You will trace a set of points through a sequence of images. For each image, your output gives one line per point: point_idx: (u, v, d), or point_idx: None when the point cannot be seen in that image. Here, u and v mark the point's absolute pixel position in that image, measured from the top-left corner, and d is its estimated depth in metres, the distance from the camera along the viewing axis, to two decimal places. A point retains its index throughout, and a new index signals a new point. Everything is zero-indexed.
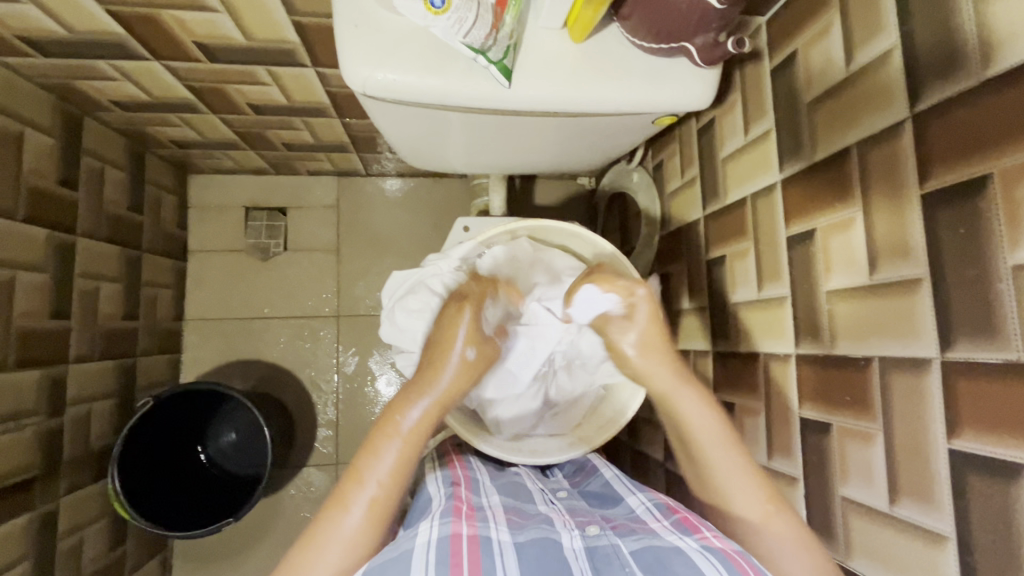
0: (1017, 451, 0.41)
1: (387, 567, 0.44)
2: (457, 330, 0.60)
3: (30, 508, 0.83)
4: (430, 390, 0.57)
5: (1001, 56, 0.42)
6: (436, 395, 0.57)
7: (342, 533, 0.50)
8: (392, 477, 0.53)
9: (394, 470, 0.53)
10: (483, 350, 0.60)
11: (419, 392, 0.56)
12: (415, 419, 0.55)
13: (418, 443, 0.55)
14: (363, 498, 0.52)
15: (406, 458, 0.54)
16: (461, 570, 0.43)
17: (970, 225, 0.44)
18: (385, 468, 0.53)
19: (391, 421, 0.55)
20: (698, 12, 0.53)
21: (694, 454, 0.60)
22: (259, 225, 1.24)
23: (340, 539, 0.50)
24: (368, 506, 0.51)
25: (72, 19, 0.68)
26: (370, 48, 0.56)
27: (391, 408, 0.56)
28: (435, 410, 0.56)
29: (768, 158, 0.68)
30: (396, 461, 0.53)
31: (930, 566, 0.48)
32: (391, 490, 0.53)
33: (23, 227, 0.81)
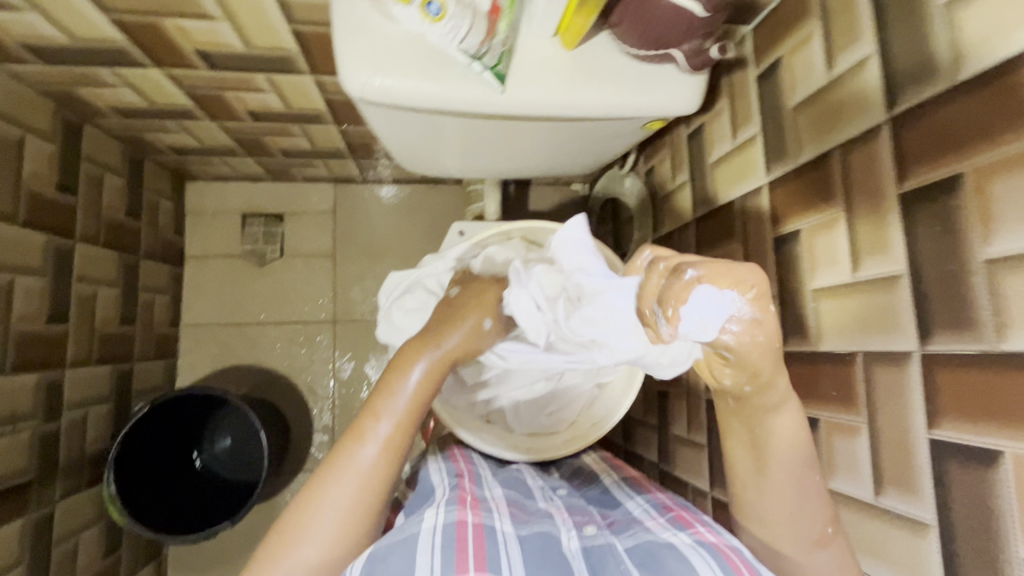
0: (993, 438, 0.43)
1: (394, 548, 0.45)
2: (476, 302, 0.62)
3: (26, 512, 0.83)
4: (446, 339, 0.58)
5: (972, 61, 0.45)
6: (451, 345, 0.58)
7: (358, 465, 0.51)
8: (406, 416, 0.54)
9: (408, 408, 0.54)
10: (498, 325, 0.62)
11: (435, 340, 0.57)
12: (430, 363, 0.56)
13: (431, 386, 0.56)
14: (376, 435, 0.52)
15: (420, 398, 0.55)
16: (466, 554, 0.44)
17: (945, 223, 0.46)
18: (400, 406, 0.54)
19: (406, 362, 0.56)
20: (683, 19, 0.56)
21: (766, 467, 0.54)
22: (255, 231, 1.25)
23: (354, 472, 0.51)
24: (383, 442, 0.52)
25: (75, 27, 0.70)
26: (368, 55, 0.58)
27: (406, 351, 0.57)
28: (448, 355, 0.57)
29: (754, 162, 0.70)
30: (410, 401, 0.54)
31: (914, 553, 0.49)
32: (404, 427, 0.54)
33: (22, 231, 0.82)
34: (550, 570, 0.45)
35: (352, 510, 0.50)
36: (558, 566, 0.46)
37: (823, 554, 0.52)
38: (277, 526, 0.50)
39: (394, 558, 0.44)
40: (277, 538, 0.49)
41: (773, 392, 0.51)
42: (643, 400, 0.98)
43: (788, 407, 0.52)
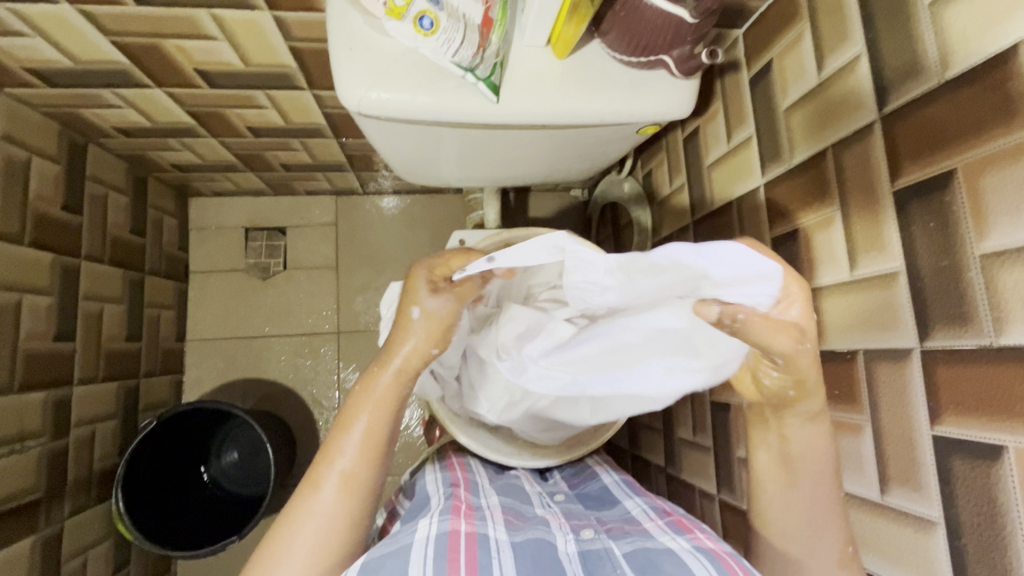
0: (995, 433, 0.43)
1: (385, 558, 0.45)
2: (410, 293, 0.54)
3: (36, 530, 0.83)
4: (390, 360, 0.54)
5: (958, 59, 0.45)
6: (399, 361, 0.54)
7: (316, 509, 0.50)
8: (363, 452, 0.53)
9: (364, 445, 0.53)
10: (435, 312, 0.54)
11: (380, 363, 0.55)
12: (385, 386, 0.54)
13: (386, 415, 0.54)
14: (336, 475, 0.52)
15: (377, 428, 0.54)
16: (456, 566, 0.44)
17: (940, 219, 0.46)
18: (354, 445, 0.53)
19: (358, 398, 0.54)
20: (673, 25, 0.56)
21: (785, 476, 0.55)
22: (259, 245, 1.27)
23: (315, 516, 0.50)
24: (341, 481, 0.52)
25: (77, 50, 0.71)
26: (364, 70, 0.59)
27: (359, 381, 0.55)
28: (399, 380, 0.54)
29: (750, 164, 0.71)
30: (366, 436, 0.53)
31: (920, 550, 0.49)
32: (364, 462, 0.53)
33: (28, 251, 0.83)
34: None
35: (317, 553, 0.49)
36: (552, 570, 0.46)
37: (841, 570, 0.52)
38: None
39: (387, 568, 0.44)
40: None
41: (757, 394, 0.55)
42: None
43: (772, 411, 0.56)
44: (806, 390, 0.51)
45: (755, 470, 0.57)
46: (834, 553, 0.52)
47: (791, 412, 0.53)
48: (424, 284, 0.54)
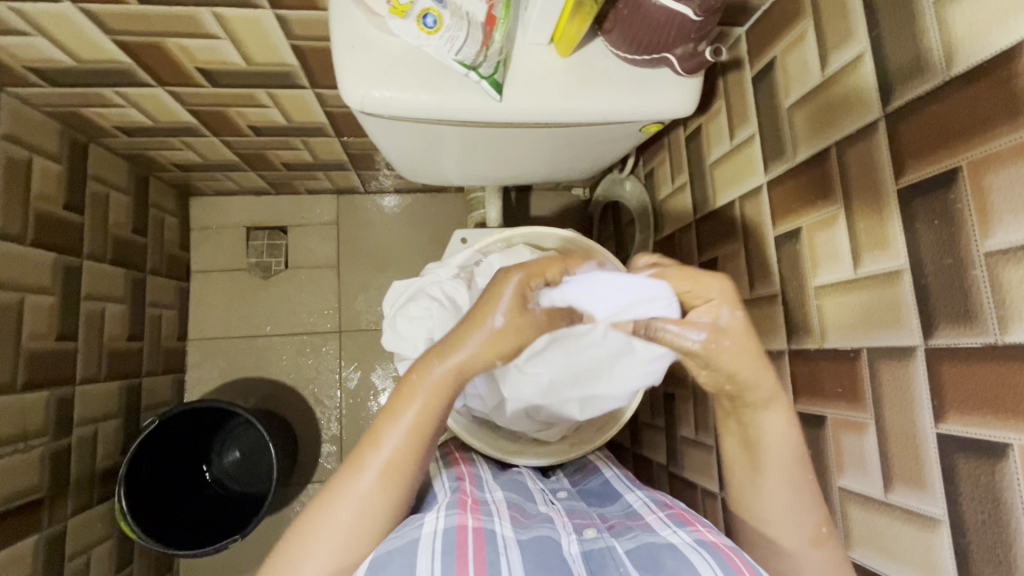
0: (1000, 432, 0.42)
1: (394, 554, 0.45)
2: (494, 298, 0.53)
3: (38, 529, 0.83)
4: (450, 357, 0.52)
5: (963, 57, 0.45)
6: (461, 360, 0.52)
7: (353, 497, 0.51)
8: (405, 445, 0.52)
9: (411, 434, 0.52)
10: (517, 322, 0.53)
11: (439, 358, 0.53)
12: (438, 386, 0.52)
13: (434, 409, 0.52)
14: (376, 462, 0.51)
15: (424, 421, 0.52)
16: (463, 562, 0.44)
17: (944, 217, 0.46)
18: (400, 434, 0.52)
19: (412, 389, 0.52)
20: (676, 23, 0.56)
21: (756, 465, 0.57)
22: (260, 245, 1.27)
23: (352, 500, 0.51)
24: (381, 471, 0.51)
25: (80, 49, 0.71)
26: (367, 69, 0.59)
27: (412, 370, 0.53)
28: (453, 377, 0.53)
29: (753, 162, 0.70)
30: (413, 426, 0.52)
31: (923, 548, 0.49)
32: (406, 453, 0.52)
33: (30, 250, 0.83)
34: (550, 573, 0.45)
35: (352, 536, 0.50)
36: (560, 569, 0.46)
37: (814, 552, 0.54)
38: (275, 550, 0.50)
39: (395, 565, 0.44)
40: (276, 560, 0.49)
41: (760, 390, 0.55)
42: (650, 402, 0.98)
43: (776, 408, 0.56)
44: (741, 384, 0.54)
45: (761, 468, 0.57)
46: (809, 531, 0.54)
47: (747, 404, 0.56)
48: (515, 289, 0.53)
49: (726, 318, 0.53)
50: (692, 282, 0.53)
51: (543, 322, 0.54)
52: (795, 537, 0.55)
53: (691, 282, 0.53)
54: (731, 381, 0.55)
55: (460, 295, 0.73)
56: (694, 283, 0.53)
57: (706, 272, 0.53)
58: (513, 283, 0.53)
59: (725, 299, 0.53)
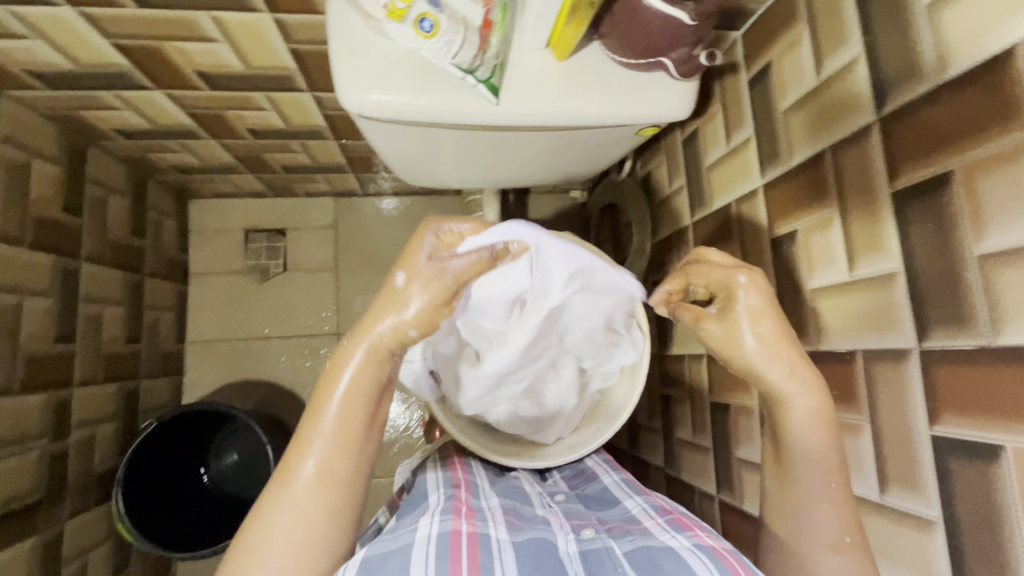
0: (993, 434, 0.43)
1: (388, 558, 0.45)
2: (409, 257, 0.52)
3: (36, 531, 0.83)
4: (365, 337, 0.51)
5: (956, 61, 0.45)
6: (375, 339, 0.51)
7: (290, 506, 0.49)
8: (335, 446, 0.50)
9: (339, 433, 0.50)
10: (423, 281, 0.51)
11: (354, 340, 0.52)
12: (353, 375, 0.51)
13: (359, 403, 0.51)
14: (309, 467, 0.50)
15: (348, 418, 0.51)
16: (458, 565, 0.44)
17: (937, 221, 0.47)
18: (328, 434, 0.50)
19: (331, 379, 0.51)
20: (672, 28, 0.56)
21: (783, 464, 0.57)
22: (259, 247, 1.26)
23: (291, 509, 0.49)
24: (314, 477, 0.50)
25: (79, 53, 0.71)
26: (364, 72, 0.59)
27: (330, 361, 0.52)
28: (371, 359, 0.51)
29: (749, 165, 0.71)
30: (340, 424, 0.51)
31: (919, 549, 0.49)
32: (337, 455, 0.50)
33: (29, 253, 0.83)
34: None
35: (298, 546, 0.48)
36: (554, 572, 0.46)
37: (834, 555, 0.52)
38: (220, 568, 0.48)
39: (390, 567, 0.44)
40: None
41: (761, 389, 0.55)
42: (647, 404, 0.98)
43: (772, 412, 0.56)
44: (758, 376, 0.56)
45: None
46: (828, 535, 0.53)
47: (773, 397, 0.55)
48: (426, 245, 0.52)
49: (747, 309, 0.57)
50: (712, 273, 0.59)
51: (461, 273, 0.51)
52: (808, 540, 0.54)
53: (705, 275, 0.60)
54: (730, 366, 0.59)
55: None
56: (715, 274, 0.59)
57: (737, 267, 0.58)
58: (425, 238, 0.52)
59: (746, 290, 0.57)
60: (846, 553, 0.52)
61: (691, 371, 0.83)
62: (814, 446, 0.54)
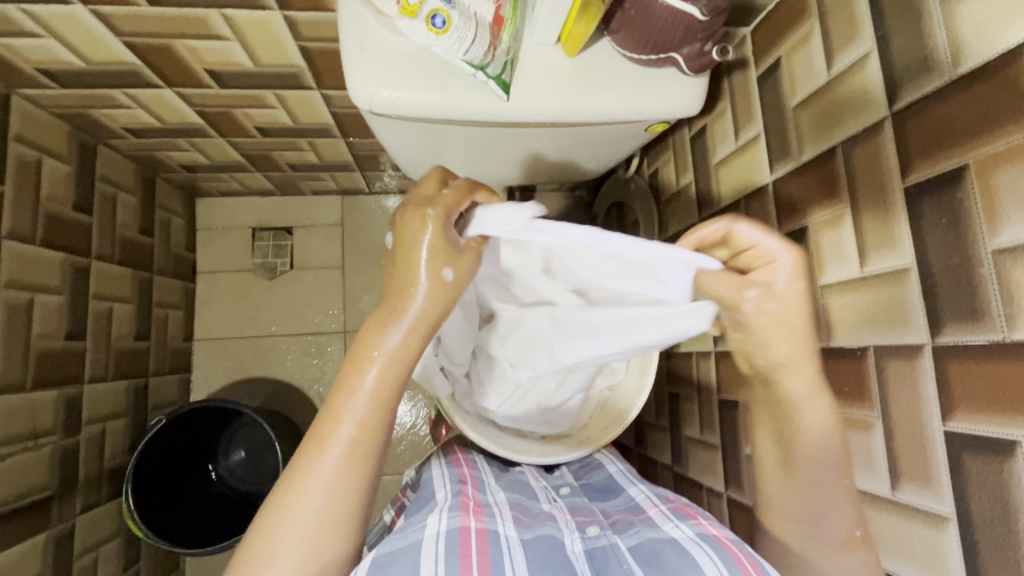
0: (1006, 429, 0.43)
1: (397, 555, 0.45)
2: (414, 248, 0.49)
3: (47, 527, 0.84)
4: (401, 319, 0.49)
5: (969, 56, 0.45)
6: (410, 323, 0.49)
7: (321, 478, 0.48)
8: (371, 419, 0.49)
9: (373, 405, 0.49)
10: (461, 269, 0.51)
11: (392, 322, 0.49)
12: (393, 349, 0.49)
13: (397, 377, 0.50)
14: (343, 439, 0.48)
15: (386, 392, 0.49)
16: (468, 562, 0.44)
17: (951, 216, 0.46)
18: (361, 405, 0.48)
19: (364, 352, 0.49)
20: (683, 23, 0.56)
21: (790, 458, 0.55)
22: (266, 245, 1.27)
23: (317, 483, 0.47)
24: (348, 447, 0.48)
25: (90, 50, 0.72)
26: (375, 69, 0.59)
27: (361, 338, 0.50)
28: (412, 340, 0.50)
29: (758, 161, 0.71)
30: (373, 397, 0.49)
31: (933, 546, 0.49)
32: (373, 427, 0.49)
33: (41, 250, 0.84)
34: (554, 571, 0.45)
35: (325, 520, 0.47)
36: (563, 568, 0.46)
37: (847, 554, 0.53)
38: (244, 542, 0.48)
39: (398, 565, 0.44)
40: (246, 550, 0.47)
41: (799, 371, 0.52)
42: (655, 403, 0.98)
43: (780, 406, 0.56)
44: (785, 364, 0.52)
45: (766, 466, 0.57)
46: (840, 534, 0.53)
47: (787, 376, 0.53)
48: (439, 230, 0.49)
49: (784, 282, 0.49)
50: (756, 242, 0.50)
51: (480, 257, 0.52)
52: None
53: (753, 239, 0.50)
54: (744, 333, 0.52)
55: None
56: (762, 245, 0.49)
57: (782, 240, 0.49)
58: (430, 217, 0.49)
59: (790, 266, 0.49)
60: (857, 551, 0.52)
61: (699, 369, 0.83)
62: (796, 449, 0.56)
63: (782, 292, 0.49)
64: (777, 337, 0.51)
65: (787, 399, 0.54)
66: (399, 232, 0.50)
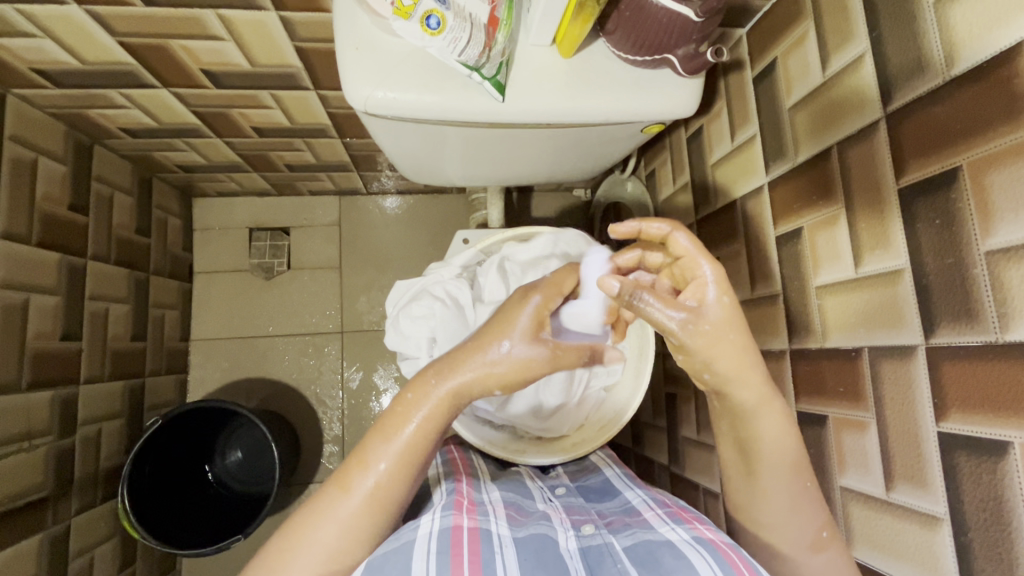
0: (1000, 429, 0.43)
1: (390, 556, 0.45)
2: (509, 322, 0.53)
3: (42, 529, 0.84)
4: (450, 376, 0.52)
5: (963, 57, 0.45)
6: (457, 384, 0.52)
7: (338, 516, 0.49)
8: (398, 466, 0.50)
9: (403, 459, 0.51)
10: (523, 351, 0.52)
11: (438, 375, 0.52)
12: (433, 410, 0.51)
13: (433, 430, 0.52)
14: (366, 484, 0.50)
15: (417, 444, 0.51)
16: (460, 562, 0.44)
17: (945, 217, 0.46)
18: (390, 456, 0.50)
19: (410, 404, 0.52)
20: (678, 24, 0.56)
21: (754, 469, 0.57)
22: (263, 245, 1.28)
23: (334, 520, 0.49)
24: (370, 493, 0.50)
25: (85, 51, 0.72)
26: (370, 70, 0.59)
27: (411, 389, 0.53)
28: (452, 403, 0.52)
29: (754, 162, 0.71)
30: (405, 449, 0.51)
31: (926, 546, 0.49)
32: (398, 475, 0.51)
33: (36, 251, 0.84)
34: (548, 570, 0.45)
35: (334, 558, 0.48)
36: (555, 565, 0.46)
37: (816, 556, 0.54)
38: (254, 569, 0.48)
39: (391, 565, 0.44)
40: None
41: (748, 389, 0.55)
42: (652, 403, 0.98)
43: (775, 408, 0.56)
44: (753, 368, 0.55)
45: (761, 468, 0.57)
46: (809, 536, 0.55)
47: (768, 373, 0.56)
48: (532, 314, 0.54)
49: (710, 299, 0.53)
50: (688, 253, 0.54)
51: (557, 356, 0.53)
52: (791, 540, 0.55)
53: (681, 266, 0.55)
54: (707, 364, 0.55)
55: (461, 294, 0.77)
56: (689, 269, 0.54)
57: (706, 255, 0.53)
58: (530, 306, 0.54)
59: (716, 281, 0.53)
60: (825, 551, 0.54)
61: None
62: (791, 449, 0.56)
63: (708, 310, 0.53)
64: (719, 356, 0.54)
65: (738, 408, 0.56)
66: (504, 306, 0.56)
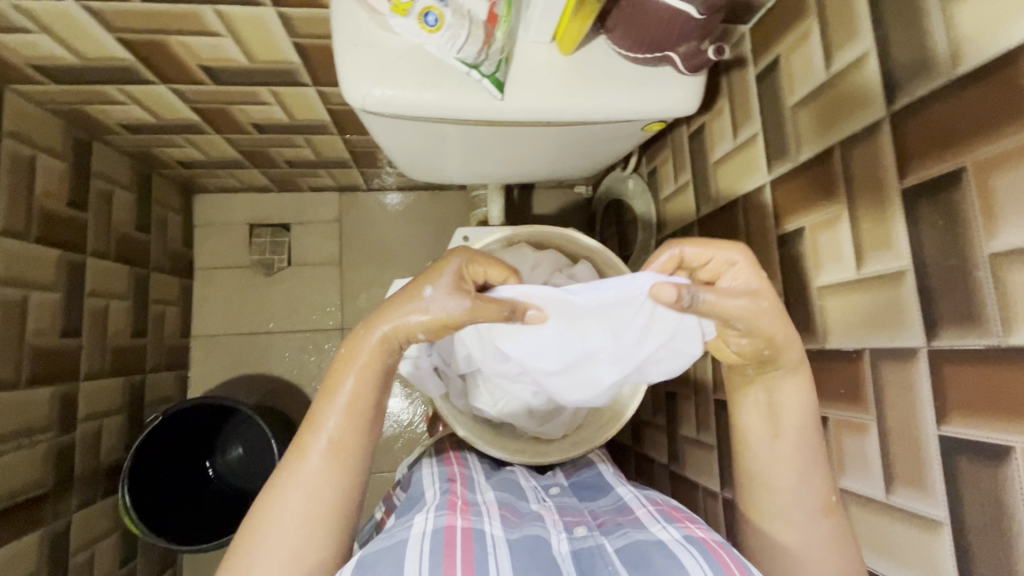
0: (1002, 434, 0.42)
1: (382, 554, 0.45)
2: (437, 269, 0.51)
3: (43, 524, 0.84)
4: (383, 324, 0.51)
5: (969, 56, 0.45)
6: (387, 329, 0.51)
7: (303, 476, 0.51)
8: (347, 420, 0.53)
9: (350, 410, 0.53)
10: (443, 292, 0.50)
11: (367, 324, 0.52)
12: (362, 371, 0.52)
13: (372, 381, 0.53)
14: (321, 442, 0.52)
15: (362, 395, 0.53)
16: (452, 562, 0.44)
17: (948, 218, 0.46)
18: (338, 414, 0.52)
19: (345, 361, 0.53)
20: (680, 21, 0.55)
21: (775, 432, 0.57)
22: (263, 242, 1.27)
23: (301, 485, 0.51)
24: (327, 449, 0.52)
25: (83, 46, 0.71)
26: (368, 66, 0.59)
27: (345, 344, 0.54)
28: (382, 350, 0.52)
29: (756, 160, 0.70)
30: (350, 404, 0.53)
31: (926, 549, 0.48)
32: (349, 428, 0.53)
33: (35, 246, 0.84)
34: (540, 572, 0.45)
35: (312, 521, 0.50)
36: (548, 566, 0.46)
37: (824, 519, 0.55)
38: (227, 554, 0.50)
39: (383, 564, 0.44)
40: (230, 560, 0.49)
41: (794, 349, 0.53)
42: (652, 402, 0.98)
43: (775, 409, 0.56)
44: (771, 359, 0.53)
45: None
46: (819, 500, 0.55)
47: (775, 367, 0.55)
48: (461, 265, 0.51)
49: (753, 279, 0.51)
50: (707, 256, 0.52)
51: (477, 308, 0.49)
52: None
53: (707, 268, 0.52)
54: (769, 346, 0.52)
55: None
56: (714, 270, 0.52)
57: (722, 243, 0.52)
58: (455, 264, 0.51)
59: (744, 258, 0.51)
60: (835, 515, 0.54)
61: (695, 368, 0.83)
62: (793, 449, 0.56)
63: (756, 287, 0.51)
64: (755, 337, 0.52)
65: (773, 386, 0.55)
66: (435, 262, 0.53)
